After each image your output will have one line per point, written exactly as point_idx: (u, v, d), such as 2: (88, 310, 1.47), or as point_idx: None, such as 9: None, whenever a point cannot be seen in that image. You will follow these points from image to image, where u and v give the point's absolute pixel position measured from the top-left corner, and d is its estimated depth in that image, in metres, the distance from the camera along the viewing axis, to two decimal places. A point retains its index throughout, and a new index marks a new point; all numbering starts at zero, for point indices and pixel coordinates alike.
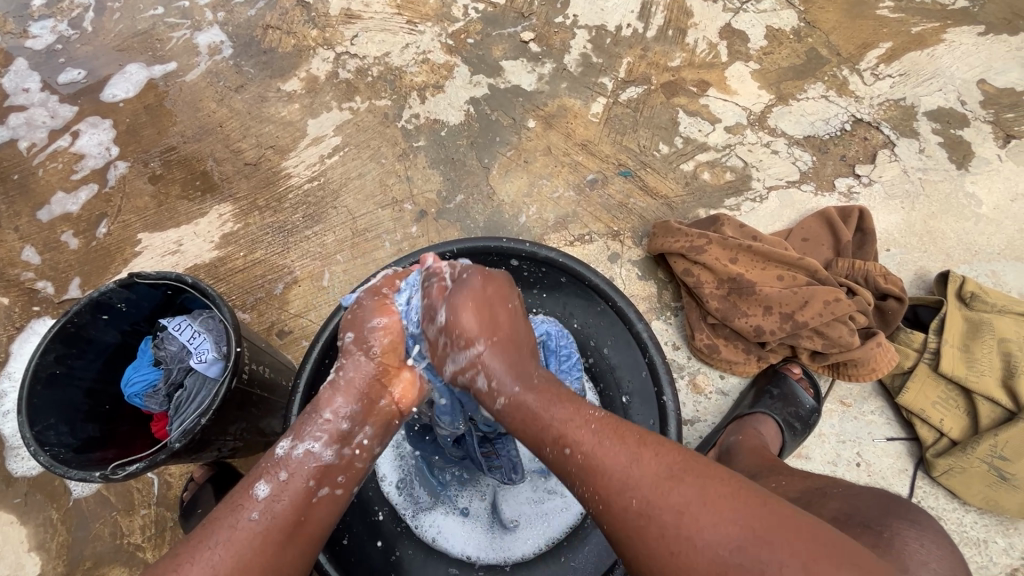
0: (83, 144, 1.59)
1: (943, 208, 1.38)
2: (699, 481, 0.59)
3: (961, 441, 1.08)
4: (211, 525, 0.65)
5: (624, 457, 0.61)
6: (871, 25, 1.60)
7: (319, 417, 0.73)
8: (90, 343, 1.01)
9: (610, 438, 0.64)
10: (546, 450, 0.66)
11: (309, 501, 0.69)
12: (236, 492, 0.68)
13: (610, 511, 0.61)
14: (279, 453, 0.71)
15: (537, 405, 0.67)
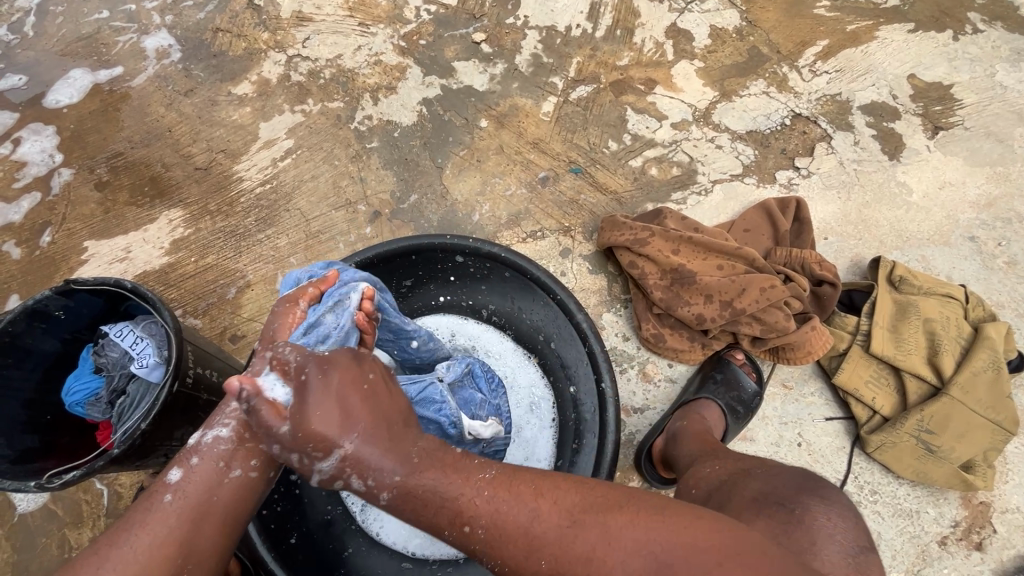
0: (25, 151, 1.55)
1: (876, 197, 1.45)
2: (601, 520, 0.62)
3: (892, 418, 1.13)
4: (128, 514, 0.67)
5: (525, 512, 0.63)
6: (809, 23, 1.67)
7: (225, 405, 0.73)
8: (27, 352, 0.99)
9: (506, 493, 0.65)
10: (446, 532, 0.65)
11: (220, 481, 0.69)
12: (154, 481, 0.70)
13: (522, 573, 0.63)
14: (189, 442, 0.72)
15: (434, 484, 0.65)
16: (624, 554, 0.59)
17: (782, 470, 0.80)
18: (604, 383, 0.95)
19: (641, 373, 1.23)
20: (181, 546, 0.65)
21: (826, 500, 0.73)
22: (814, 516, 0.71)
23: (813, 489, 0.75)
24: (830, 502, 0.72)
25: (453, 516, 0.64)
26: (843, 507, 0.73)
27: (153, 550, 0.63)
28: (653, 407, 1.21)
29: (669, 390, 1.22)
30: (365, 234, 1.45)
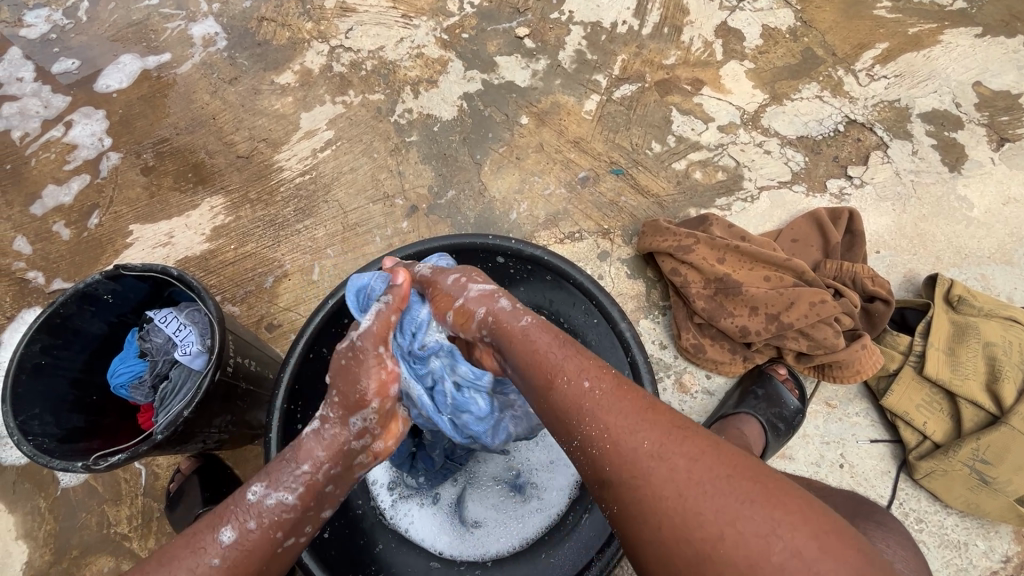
0: (76, 134, 1.59)
1: (934, 211, 1.38)
2: (714, 441, 0.62)
3: (943, 444, 1.08)
4: (172, 560, 0.66)
5: (639, 406, 0.65)
6: (868, 25, 1.59)
7: (295, 468, 0.73)
8: (76, 334, 1.01)
9: (623, 394, 0.67)
10: (552, 386, 0.69)
11: (274, 552, 0.71)
12: (201, 530, 0.69)
13: (617, 448, 0.63)
14: (250, 499, 0.71)
15: (551, 355, 0.72)
16: (714, 474, 0.58)
17: None
18: None
19: (678, 383, 1.20)
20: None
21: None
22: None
23: None
24: (900, 536, 0.68)
25: (571, 375, 0.69)
26: (910, 546, 0.69)
27: None
28: (689, 419, 1.18)
29: (706, 402, 1.19)
30: (402, 228, 1.45)
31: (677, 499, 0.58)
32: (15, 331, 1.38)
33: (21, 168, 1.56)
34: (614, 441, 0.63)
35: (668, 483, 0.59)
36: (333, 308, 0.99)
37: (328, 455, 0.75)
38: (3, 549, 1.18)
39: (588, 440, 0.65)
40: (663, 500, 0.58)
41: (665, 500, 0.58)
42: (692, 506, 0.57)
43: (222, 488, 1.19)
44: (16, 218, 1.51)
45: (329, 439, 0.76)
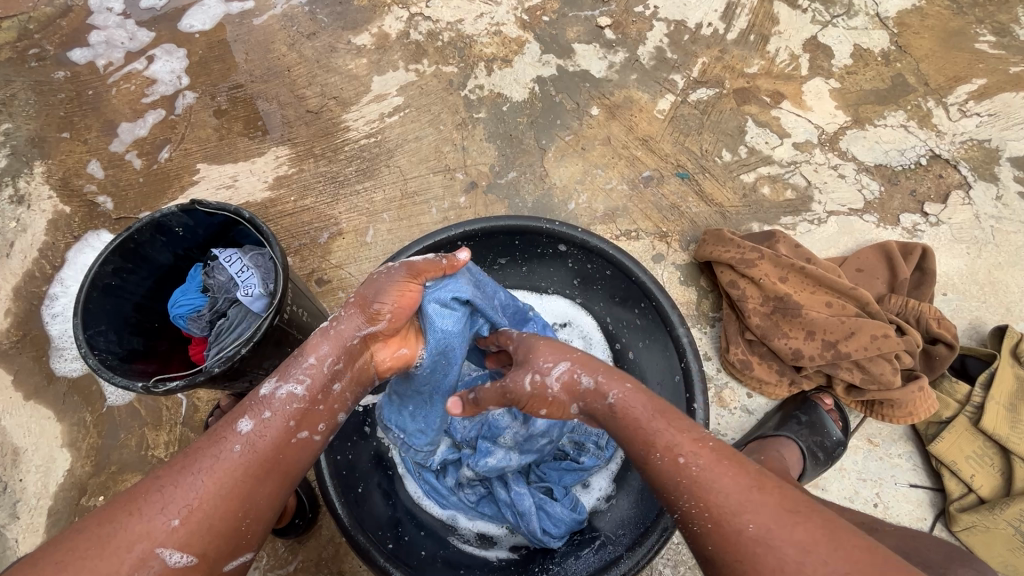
0: (157, 70, 1.63)
1: (1011, 260, 1.32)
2: (828, 522, 0.60)
3: (989, 500, 1.05)
4: (194, 452, 0.70)
5: (743, 488, 0.64)
6: (966, 58, 1.53)
7: (302, 362, 0.77)
8: (145, 260, 1.05)
9: (725, 466, 0.66)
10: (641, 451, 0.71)
11: (287, 441, 0.74)
12: (222, 424, 0.74)
13: (721, 527, 0.63)
14: (263, 392, 0.75)
15: (649, 423, 0.71)
16: (830, 565, 0.56)
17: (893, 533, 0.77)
18: (695, 403, 0.93)
19: (717, 397, 1.18)
20: (242, 501, 0.69)
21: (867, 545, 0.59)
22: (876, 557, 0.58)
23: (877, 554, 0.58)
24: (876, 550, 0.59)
25: (667, 450, 0.69)
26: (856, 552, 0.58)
27: (227, 493, 0.68)
28: (724, 434, 1.17)
29: (743, 420, 1.17)
30: (459, 203, 1.45)
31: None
32: (81, 251, 1.43)
33: (102, 95, 1.61)
34: (717, 517, 0.63)
35: (776, 569, 0.58)
36: None
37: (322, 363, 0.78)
38: (47, 453, 1.24)
39: (690, 514, 0.65)
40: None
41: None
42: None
43: None
44: (92, 142, 1.56)
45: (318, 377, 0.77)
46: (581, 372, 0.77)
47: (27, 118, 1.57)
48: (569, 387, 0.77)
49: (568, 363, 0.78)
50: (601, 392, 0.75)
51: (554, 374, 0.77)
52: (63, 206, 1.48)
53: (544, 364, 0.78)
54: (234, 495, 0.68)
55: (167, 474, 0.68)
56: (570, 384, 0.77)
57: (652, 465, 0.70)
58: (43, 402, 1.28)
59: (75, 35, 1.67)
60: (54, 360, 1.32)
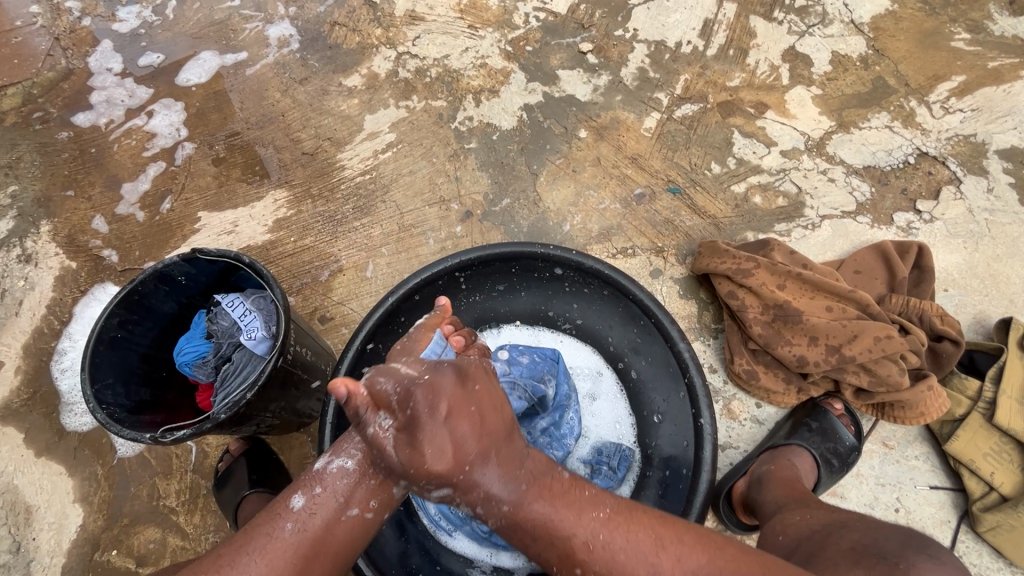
0: (156, 124, 1.68)
1: (1009, 251, 1.33)
2: (729, 571, 0.65)
3: (1012, 498, 1.03)
4: (252, 527, 0.74)
5: (647, 562, 0.66)
6: (944, 57, 1.55)
7: (355, 435, 0.79)
8: (149, 311, 1.07)
9: (616, 529, 0.68)
10: (555, 568, 0.70)
11: (338, 519, 0.75)
12: (279, 497, 0.76)
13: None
14: (316, 467, 0.77)
15: (536, 529, 0.68)
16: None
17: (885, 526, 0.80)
18: (702, 419, 0.95)
19: (726, 409, 1.18)
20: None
21: (932, 559, 0.72)
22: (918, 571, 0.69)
23: (916, 546, 0.74)
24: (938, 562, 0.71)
25: (561, 553, 0.68)
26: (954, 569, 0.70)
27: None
28: (736, 447, 1.16)
29: (755, 431, 1.16)
30: (455, 232, 1.47)
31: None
32: (87, 306, 1.45)
33: (104, 152, 1.65)
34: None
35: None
36: (391, 305, 1.03)
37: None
38: (60, 510, 1.24)
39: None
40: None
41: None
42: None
43: (268, 473, 1.22)
44: (96, 198, 1.60)
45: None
46: None
47: (33, 179, 1.62)
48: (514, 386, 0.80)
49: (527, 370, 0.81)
50: None
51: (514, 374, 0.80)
52: (69, 262, 1.51)
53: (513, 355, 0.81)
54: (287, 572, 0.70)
55: (225, 551, 0.71)
56: None
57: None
58: (54, 459, 1.28)
59: (76, 96, 1.73)
60: (64, 415, 1.33)
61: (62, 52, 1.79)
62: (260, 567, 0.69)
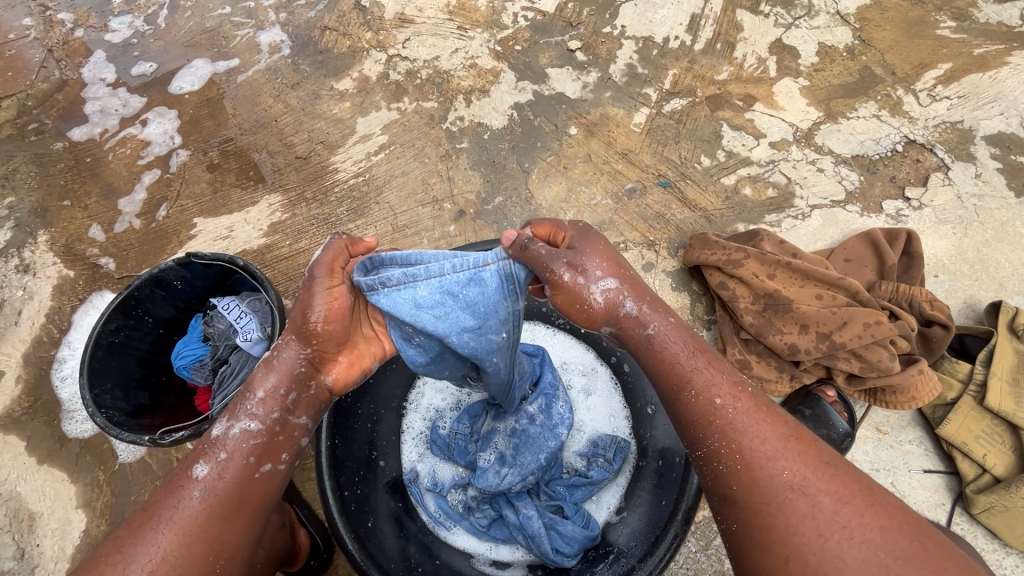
0: (151, 132, 1.70)
1: (998, 236, 1.34)
2: (857, 481, 0.65)
3: (1005, 479, 1.04)
4: (154, 505, 0.71)
5: (780, 436, 0.69)
6: (930, 45, 1.56)
7: (250, 398, 0.77)
8: (147, 316, 1.09)
9: (761, 417, 0.70)
10: (691, 396, 0.73)
11: (252, 476, 0.74)
12: (178, 472, 0.74)
13: (749, 473, 0.67)
14: (215, 433, 0.76)
15: (689, 360, 0.75)
16: (864, 519, 0.61)
17: None
18: None
19: None
20: (212, 541, 0.69)
21: None
22: None
23: None
24: None
25: (703, 389, 0.73)
26: None
27: (189, 540, 0.68)
28: None
29: None
30: (449, 232, 1.48)
31: (814, 538, 0.61)
32: (85, 313, 1.47)
33: (100, 161, 1.67)
34: (747, 462, 0.67)
35: (803, 520, 0.62)
36: None
37: (272, 375, 0.78)
38: (63, 516, 1.25)
39: (717, 453, 0.69)
40: (799, 535, 0.61)
41: (802, 529, 0.61)
42: (833, 548, 0.59)
43: None
44: (92, 207, 1.61)
45: (278, 362, 0.79)
46: (625, 295, 0.79)
47: (29, 191, 1.63)
48: (611, 304, 0.79)
49: (612, 281, 0.79)
50: (641, 321, 0.78)
51: (601, 286, 0.79)
52: (67, 270, 1.52)
53: (591, 269, 0.80)
54: (202, 538, 0.69)
55: (133, 534, 0.68)
56: (614, 301, 0.79)
57: (688, 412, 0.73)
58: (56, 466, 1.29)
59: (70, 106, 1.75)
60: (65, 422, 1.34)
61: (56, 63, 1.81)
62: (169, 540, 0.67)
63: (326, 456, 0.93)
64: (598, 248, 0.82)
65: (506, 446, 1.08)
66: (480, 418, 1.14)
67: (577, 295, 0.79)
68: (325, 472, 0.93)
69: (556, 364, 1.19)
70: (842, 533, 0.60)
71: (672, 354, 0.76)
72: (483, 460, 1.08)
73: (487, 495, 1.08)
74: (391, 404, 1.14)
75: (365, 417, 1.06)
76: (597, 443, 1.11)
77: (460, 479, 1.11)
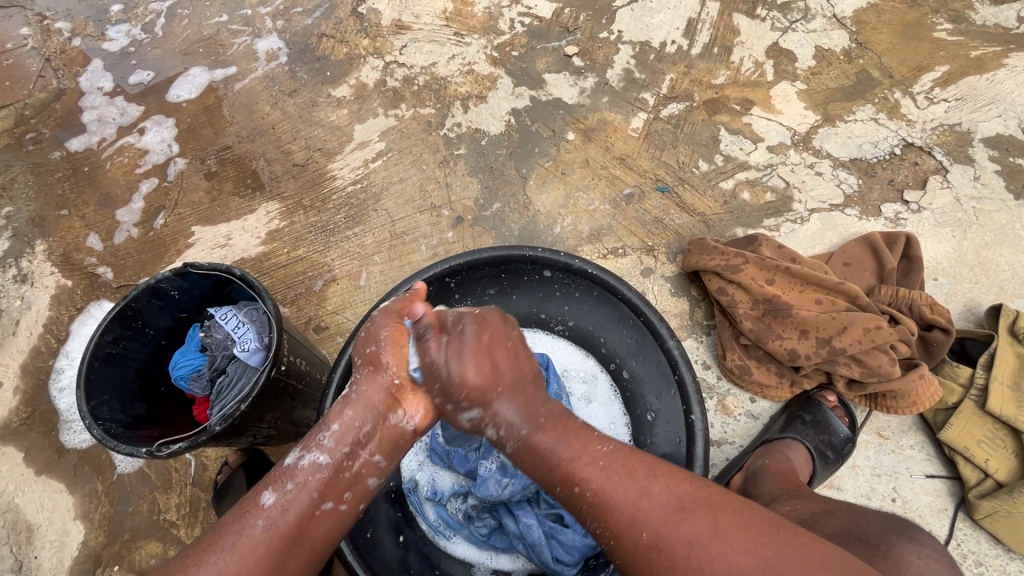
0: (148, 141, 1.70)
1: (997, 238, 1.33)
2: (710, 512, 0.67)
3: (1007, 484, 1.03)
4: (221, 528, 0.72)
5: (635, 490, 0.70)
6: (927, 47, 1.56)
7: (325, 430, 0.80)
8: (143, 327, 1.08)
9: (616, 478, 0.72)
10: (556, 490, 0.75)
11: (313, 513, 0.75)
12: (247, 497, 0.76)
13: (622, 543, 0.69)
14: (286, 463, 0.77)
15: (546, 453, 0.75)
16: (727, 548, 0.63)
17: (872, 513, 0.81)
18: (693, 415, 0.97)
19: (721, 405, 1.18)
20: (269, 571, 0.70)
21: (915, 541, 0.75)
22: (902, 553, 0.72)
23: (900, 530, 0.77)
24: (919, 544, 0.74)
25: (563, 480, 0.74)
26: (937, 550, 0.74)
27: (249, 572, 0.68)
28: (732, 442, 1.16)
29: (750, 426, 1.17)
30: (447, 238, 1.48)
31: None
32: (83, 323, 1.46)
33: (98, 170, 1.67)
34: (619, 534, 0.69)
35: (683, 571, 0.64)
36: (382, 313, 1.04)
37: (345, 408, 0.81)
38: (61, 527, 1.24)
39: (599, 532, 0.71)
40: None
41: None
42: None
43: None
44: (90, 216, 1.61)
45: (359, 397, 0.82)
46: (488, 424, 0.80)
47: (27, 200, 1.63)
48: (477, 429, 0.81)
49: (479, 409, 0.79)
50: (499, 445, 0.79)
51: (472, 416, 0.81)
52: (65, 280, 1.52)
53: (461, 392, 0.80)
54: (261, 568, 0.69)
55: (196, 554, 0.69)
56: (478, 428, 0.81)
57: (558, 499, 0.75)
58: (54, 477, 1.29)
59: (68, 116, 1.75)
60: (63, 433, 1.34)
61: (53, 73, 1.81)
62: (231, 565, 0.68)
63: None
64: (471, 351, 0.80)
65: None
66: None
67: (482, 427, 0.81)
68: None
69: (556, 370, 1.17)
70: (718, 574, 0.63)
71: (539, 459, 0.76)
72: (484, 469, 1.06)
73: (487, 504, 1.07)
74: None
75: None
76: None
77: (460, 487, 1.10)
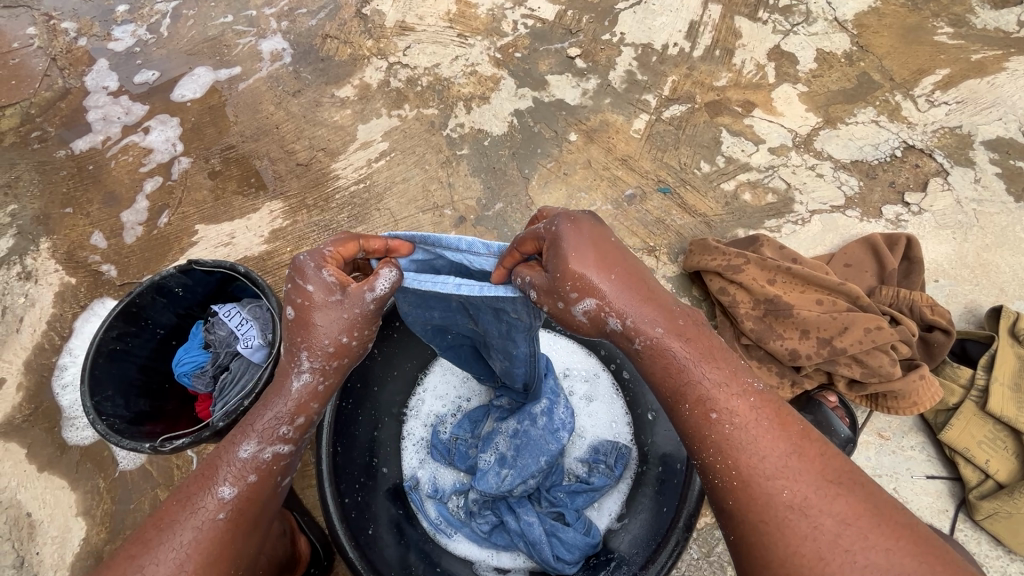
0: (153, 140, 1.70)
1: (998, 241, 1.34)
2: (866, 497, 0.59)
3: (1008, 484, 1.04)
4: (172, 521, 0.66)
5: (784, 446, 0.62)
6: (927, 51, 1.57)
7: (287, 421, 0.71)
8: (148, 323, 1.09)
9: (762, 429, 0.63)
10: (685, 408, 0.65)
11: (275, 492, 0.72)
12: (198, 488, 0.68)
13: (750, 488, 0.61)
14: (245, 457, 0.69)
15: (684, 369, 0.65)
16: (870, 541, 0.56)
17: None
18: None
19: None
20: (233, 557, 0.67)
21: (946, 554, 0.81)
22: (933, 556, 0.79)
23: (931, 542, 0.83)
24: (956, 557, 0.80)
25: (699, 402, 0.64)
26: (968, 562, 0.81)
27: (216, 562, 0.65)
28: None
29: None
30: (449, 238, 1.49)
31: (814, 560, 0.56)
32: (86, 321, 1.47)
33: (102, 169, 1.67)
34: (746, 478, 0.61)
35: (809, 539, 0.57)
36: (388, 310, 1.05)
37: (310, 399, 0.72)
38: (63, 524, 1.25)
39: (713, 468, 0.63)
40: (799, 556, 0.57)
41: (802, 549, 0.57)
42: (833, 574, 0.55)
43: None
44: (94, 214, 1.61)
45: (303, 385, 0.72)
46: (611, 311, 0.66)
47: (32, 199, 1.64)
48: (595, 322, 0.68)
49: (595, 299, 0.66)
50: (628, 338, 0.67)
51: (583, 309, 0.67)
52: (69, 278, 1.53)
53: (569, 290, 0.66)
54: (225, 558, 0.66)
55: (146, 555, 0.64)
56: (597, 321, 0.67)
57: (682, 420, 0.66)
58: (56, 473, 1.29)
59: (73, 115, 1.76)
60: (65, 430, 1.34)
61: (59, 72, 1.82)
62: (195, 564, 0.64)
63: (327, 462, 0.94)
64: (581, 244, 0.67)
65: (507, 447, 1.06)
66: (481, 423, 1.14)
67: (560, 317, 0.70)
68: (326, 480, 0.93)
69: (558, 369, 1.19)
70: (845, 557, 0.56)
71: (671, 368, 0.66)
72: (483, 463, 1.06)
73: (487, 501, 1.08)
74: (392, 411, 1.14)
75: (366, 422, 1.07)
76: (597, 452, 1.10)
77: (461, 485, 1.11)
